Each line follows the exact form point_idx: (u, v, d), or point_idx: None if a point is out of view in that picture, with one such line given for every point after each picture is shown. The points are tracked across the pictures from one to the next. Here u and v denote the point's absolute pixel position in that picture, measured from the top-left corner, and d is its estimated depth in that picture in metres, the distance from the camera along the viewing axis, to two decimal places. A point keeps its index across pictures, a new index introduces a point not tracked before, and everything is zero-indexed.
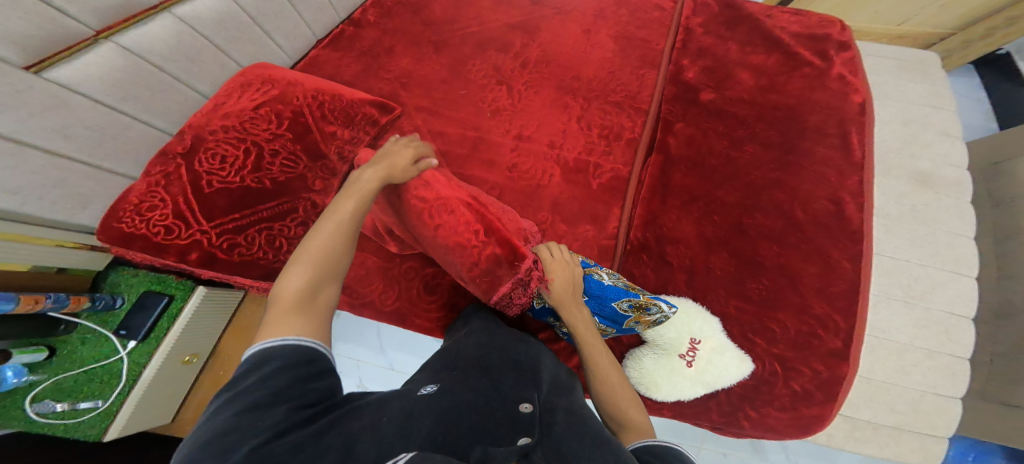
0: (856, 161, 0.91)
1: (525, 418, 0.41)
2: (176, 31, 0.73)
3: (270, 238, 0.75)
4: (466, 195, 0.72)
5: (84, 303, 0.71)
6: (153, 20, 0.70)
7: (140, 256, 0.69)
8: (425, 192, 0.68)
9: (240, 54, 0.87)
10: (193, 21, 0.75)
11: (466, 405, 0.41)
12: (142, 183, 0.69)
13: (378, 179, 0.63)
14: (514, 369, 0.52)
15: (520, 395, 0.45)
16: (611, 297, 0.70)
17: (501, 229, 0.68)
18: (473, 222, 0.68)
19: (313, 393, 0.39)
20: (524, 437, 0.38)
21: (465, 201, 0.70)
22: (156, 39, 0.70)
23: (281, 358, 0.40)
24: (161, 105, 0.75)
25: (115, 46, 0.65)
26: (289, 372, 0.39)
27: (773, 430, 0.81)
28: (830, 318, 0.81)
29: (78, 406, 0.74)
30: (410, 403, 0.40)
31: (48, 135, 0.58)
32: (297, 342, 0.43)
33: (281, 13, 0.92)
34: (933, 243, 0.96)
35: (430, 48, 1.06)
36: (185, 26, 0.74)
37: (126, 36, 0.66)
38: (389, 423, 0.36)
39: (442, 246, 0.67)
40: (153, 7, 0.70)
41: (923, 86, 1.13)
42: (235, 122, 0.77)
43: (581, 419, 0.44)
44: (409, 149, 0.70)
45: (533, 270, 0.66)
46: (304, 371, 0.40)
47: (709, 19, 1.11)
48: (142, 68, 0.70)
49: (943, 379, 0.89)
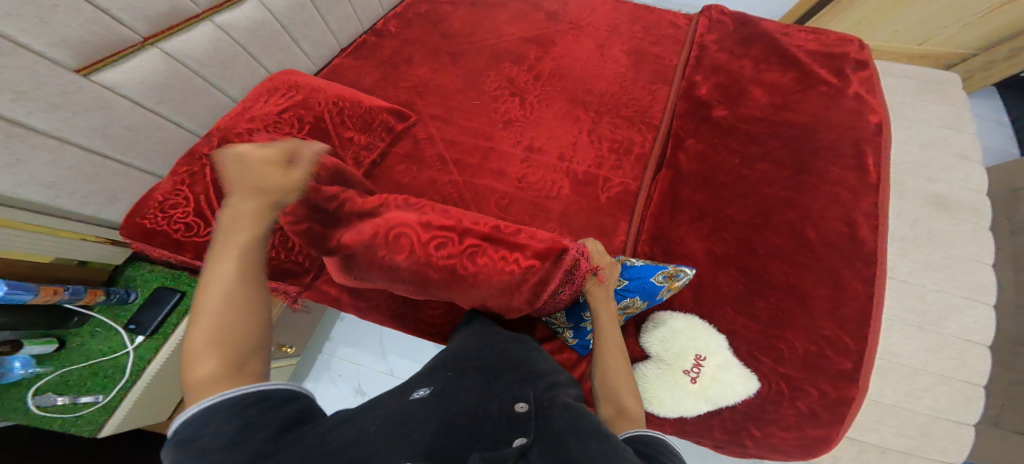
0: (870, 182, 0.90)
1: (519, 417, 0.42)
2: (214, 39, 0.77)
3: (284, 238, 0.81)
4: (484, 227, 0.70)
5: (98, 296, 0.75)
6: (194, 29, 0.74)
7: (159, 251, 0.72)
8: (448, 247, 0.67)
9: (270, 61, 0.91)
10: (231, 29, 0.80)
11: (460, 408, 0.43)
12: (168, 182, 0.74)
13: (260, 202, 0.53)
14: (511, 370, 0.53)
15: (515, 395, 0.47)
16: (646, 274, 0.73)
17: (537, 246, 0.68)
18: (507, 253, 0.67)
19: (281, 420, 0.37)
20: (519, 437, 0.39)
21: (488, 236, 0.69)
22: (195, 44, 0.74)
23: (233, 402, 0.36)
24: (194, 108, 0.78)
25: (159, 51, 0.69)
26: (242, 414, 0.35)
27: (779, 451, 0.79)
28: (840, 339, 0.80)
29: (78, 399, 0.73)
30: (402, 407, 0.42)
31: (87, 133, 0.62)
32: (244, 391, 0.38)
33: (310, 22, 0.96)
34: (949, 268, 0.95)
35: (447, 58, 1.09)
36: (222, 33, 0.79)
37: (170, 42, 0.71)
38: (379, 430, 0.38)
39: (481, 281, 0.66)
40: (196, 15, 0.74)
41: (943, 107, 1.12)
42: (260, 126, 0.80)
43: (578, 414, 0.44)
44: (275, 157, 0.57)
45: (582, 260, 0.67)
46: (268, 403, 0.38)
47: (723, 36, 1.11)
48: (180, 72, 0.74)
49: (958, 406, 0.86)
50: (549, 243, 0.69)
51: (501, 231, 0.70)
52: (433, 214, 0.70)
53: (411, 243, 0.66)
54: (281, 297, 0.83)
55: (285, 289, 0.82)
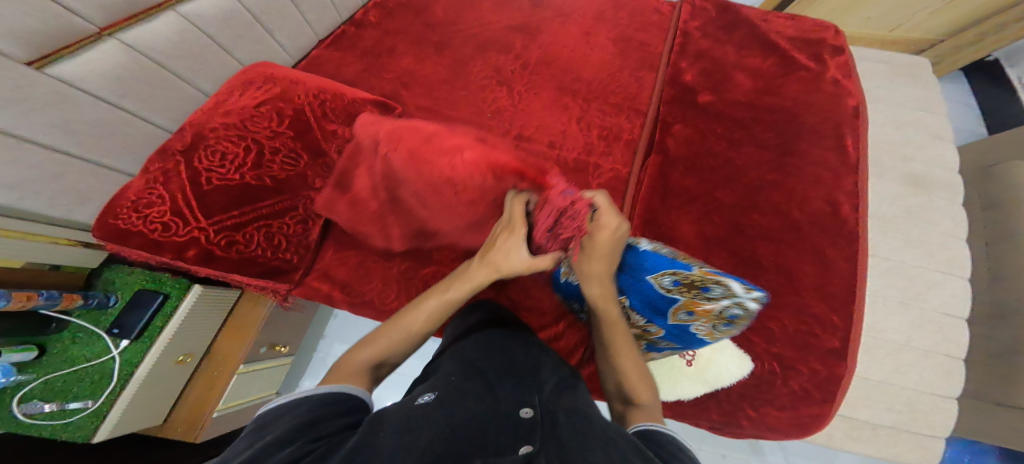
0: (850, 162, 0.92)
1: (525, 424, 0.42)
2: (179, 29, 0.73)
3: (268, 235, 0.79)
4: (470, 139, 0.75)
5: (77, 301, 0.71)
6: (157, 18, 0.70)
7: (136, 252, 0.70)
8: (429, 150, 0.71)
9: (243, 53, 0.88)
10: (198, 20, 0.76)
11: (467, 414, 0.42)
12: (140, 180, 0.71)
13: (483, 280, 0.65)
14: (513, 373, 0.53)
15: (520, 399, 0.47)
16: (652, 268, 0.66)
17: (513, 167, 0.71)
18: (481, 164, 0.71)
19: (332, 425, 0.42)
20: (526, 445, 0.39)
21: (470, 146, 0.73)
22: (159, 35, 0.70)
23: (308, 403, 0.44)
24: (163, 102, 0.76)
25: (119, 42, 0.65)
26: (313, 411, 0.43)
27: (775, 431, 0.81)
28: (828, 317, 0.82)
29: (66, 406, 0.73)
30: (408, 413, 0.42)
31: (47, 130, 0.58)
32: (322, 393, 0.47)
33: (283, 12, 0.93)
34: (928, 243, 0.98)
35: (431, 48, 1.07)
36: (187, 23, 0.74)
37: (130, 32, 0.66)
38: (389, 437, 0.37)
39: (456, 193, 0.72)
40: (158, 5, 0.70)
41: (916, 90, 1.15)
42: (236, 120, 0.78)
43: (584, 419, 0.44)
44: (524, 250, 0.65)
45: (573, 213, 0.66)
46: (328, 409, 0.44)
47: (706, 22, 1.12)
48: (145, 65, 0.70)
49: (941, 379, 0.89)
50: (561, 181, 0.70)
51: (488, 147, 0.75)
52: (441, 128, 0.76)
53: (403, 140, 0.71)
54: (272, 295, 0.82)
55: (274, 288, 0.80)
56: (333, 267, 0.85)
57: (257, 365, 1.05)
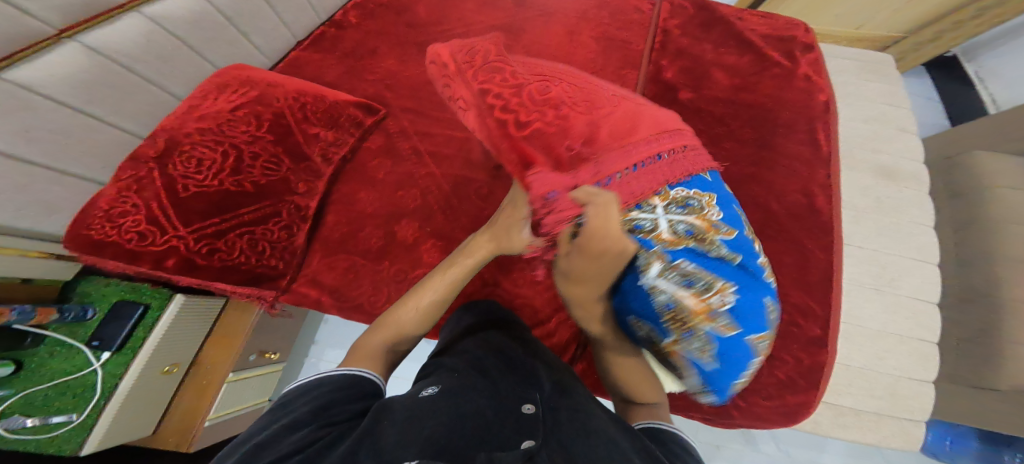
0: (824, 156, 0.96)
1: (527, 419, 0.42)
2: (145, 31, 0.71)
3: (251, 242, 0.76)
4: (489, 76, 0.56)
5: (52, 315, 0.69)
6: (119, 20, 0.68)
7: (113, 264, 0.68)
8: (459, 98, 0.59)
9: (215, 55, 0.86)
10: (163, 21, 0.74)
11: (472, 407, 0.42)
12: (112, 188, 0.68)
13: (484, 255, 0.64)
14: (514, 371, 0.53)
15: (522, 396, 0.47)
16: (636, 307, 0.53)
17: (527, 132, 0.51)
18: (492, 127, 0.54)
19: (346, 412, 0.44)
20: (528, 440, 0.39)
21: (491, 88, 0.55)
22: (122, 37, 0.68)
23: (327, 386, 0.47)
24: (133, 107, 0.73)
25: (78, 44, 0.63)
26: (328, 395, 0.46)
27: (763, 420, 0.83)
28: (808, 306, 0.85)
29: (50, 420, 0.70)
30: (411, 409, 0.42)
31: (10, 139, 0.55)
32: (339, 375, 0.50)
33: (258, 13, 0.92)
34: (898, 232, 1.03)
35: (414, 49, 1.06)
36: (153, 25, 0.72)
37: (90, 33, 0.64)
38: (393, 435, 0.38)
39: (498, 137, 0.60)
40: (121, 5, 0.68)
41: (881, 85, 1.21)
42: (212, 125, 0.76)
43: (584, 414, 0.44)
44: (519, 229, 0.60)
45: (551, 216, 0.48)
46: (342, 395, 0.46)
47: (685, 21, 1.14)
48: (109, 69, 0.67)
49: (918, 363, 0.93)
50: (550, 161, 0.49)
51: (516, 81, 0.55)
52: (479, 49, 0.61)
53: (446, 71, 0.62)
54: (259, 302, 0.80)
55: (260, 294, 0.78)
56: (321, 273, 0.84)
57: (248, 373, 1.04)
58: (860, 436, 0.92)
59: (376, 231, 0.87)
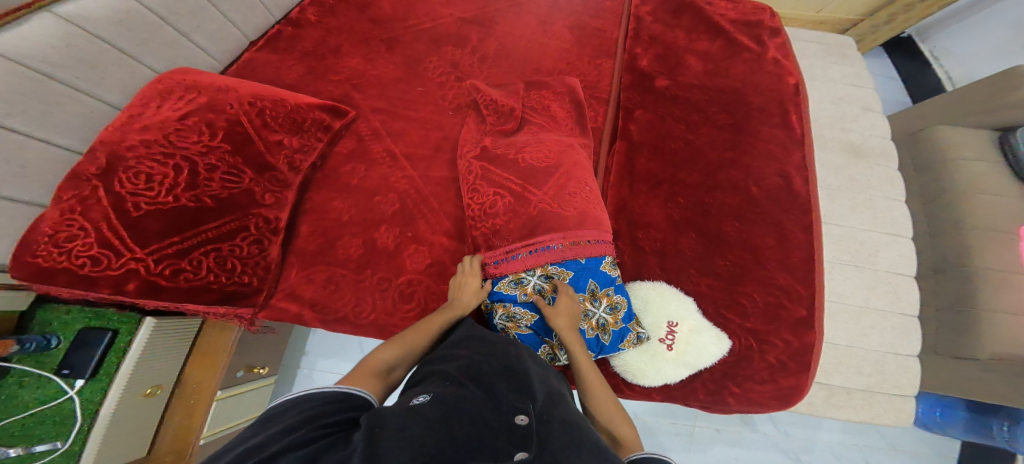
0: (797, 137, 0.96)
1: (520, 430, 0.39)
2: (63, 34, 0.64)
3: (220, 259, 0.72)
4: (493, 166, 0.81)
5: (13, 347, 0.61)
6: (29, 20, 0.61)
7: (67, 293, 0.61)
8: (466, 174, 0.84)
9: (153, 59, 0.79)
10: (83, 22, 0.67)
11: (461, 416, 0.40)
12: (52, 211, 0.59)
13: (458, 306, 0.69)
14: (508, 378, 0.50)
15: (516, 406, 0.44)
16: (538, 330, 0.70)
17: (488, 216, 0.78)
18: (476, 201, 0.80)
19: (332, 418, 0.41)
20: (521, 451, 0.36)
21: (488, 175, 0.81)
22: (35, 42, 0.61)
23: (312, 399, 0.44)
24: (63, 120, 0.65)
25: None
26: (315, 405, 0.42)
27: (759, 404, 0.83)
28: (793, 287, 0.86)
29: (36, 448, 0.64)
30: (403, 417, 0.39)
31: None
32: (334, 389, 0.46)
33: (199, 12, 0.85)
34: (872, 207, 1.06)
35: (381, 46, 1.02)
36: (71, 27, 0.65)
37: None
38: (389, 445, 0.35)
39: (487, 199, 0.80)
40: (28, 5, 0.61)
41: (846, 67, 1.23)
42: (157, 136, 0.68)
43: (578, 428, 0.42)
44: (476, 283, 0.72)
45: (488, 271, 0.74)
46: (331, 405, 0.43)
47: (656, 8, 1.14)
48: (27, 77, 0.59)
49: (900, 337, 0.96)
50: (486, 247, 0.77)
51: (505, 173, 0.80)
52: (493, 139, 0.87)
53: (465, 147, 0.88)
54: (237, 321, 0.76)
55: (234, 312, 0.74)
56: (300, 286, 0.81)
57: (237, 390, 0.99)
58: (852, 413, 0.93)
59: (353, 239, 0.83)
